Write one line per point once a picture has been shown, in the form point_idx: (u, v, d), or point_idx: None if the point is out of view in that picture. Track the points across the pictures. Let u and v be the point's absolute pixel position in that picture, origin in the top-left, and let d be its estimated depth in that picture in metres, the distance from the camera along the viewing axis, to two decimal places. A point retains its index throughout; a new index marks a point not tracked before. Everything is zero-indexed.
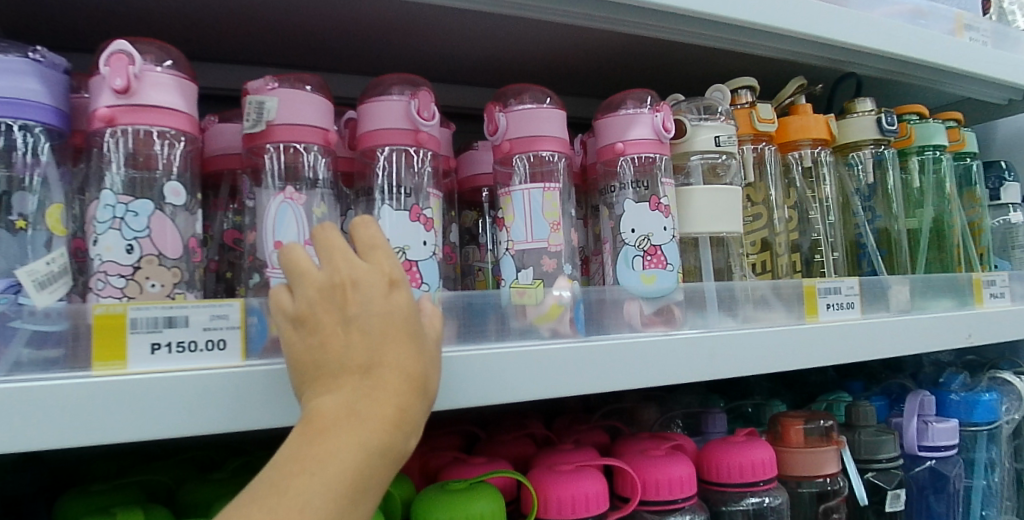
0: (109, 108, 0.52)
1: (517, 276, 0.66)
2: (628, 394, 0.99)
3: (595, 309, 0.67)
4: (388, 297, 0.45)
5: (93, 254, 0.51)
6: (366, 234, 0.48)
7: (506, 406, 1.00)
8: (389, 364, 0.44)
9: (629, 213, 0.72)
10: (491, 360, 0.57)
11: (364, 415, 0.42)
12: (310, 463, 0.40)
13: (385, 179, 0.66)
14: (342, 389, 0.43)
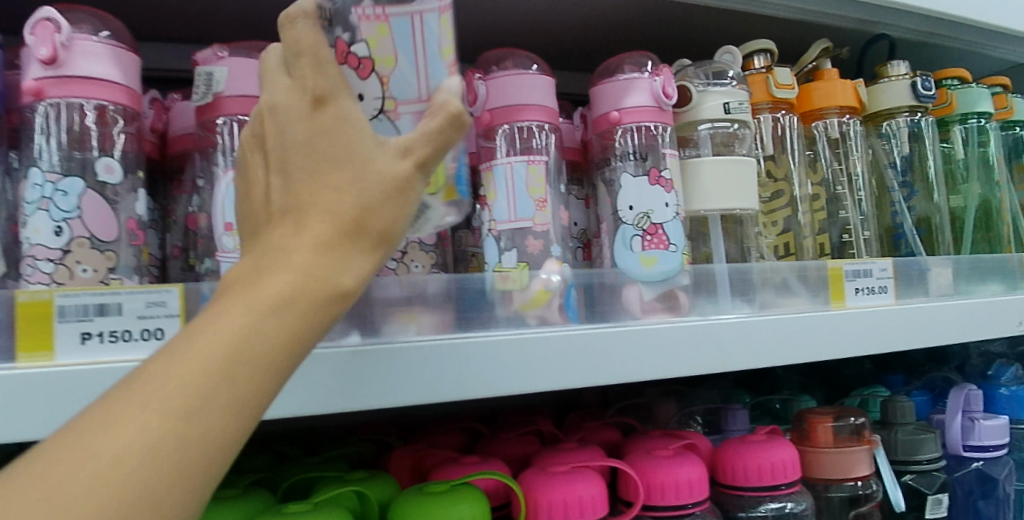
0: (36, 80, 0.48)
1: (500, 259, 0.60)
2: (642, 388, 0.92)
3: (589, 296, 0.61)
4: (310, 119, 0.36)
5: (23, 238, 0.47)
6: (292, 38, 0.37)
7: (512, 400, 0.94)
8: (325, 187, 0.35)
9: (627, 188, 0.65)
10: (466, 351, 0.52)
11: (297, 247, 0.34)
12: (236, 296, 0.32)
13: None
14: (280, 226, 0.35)
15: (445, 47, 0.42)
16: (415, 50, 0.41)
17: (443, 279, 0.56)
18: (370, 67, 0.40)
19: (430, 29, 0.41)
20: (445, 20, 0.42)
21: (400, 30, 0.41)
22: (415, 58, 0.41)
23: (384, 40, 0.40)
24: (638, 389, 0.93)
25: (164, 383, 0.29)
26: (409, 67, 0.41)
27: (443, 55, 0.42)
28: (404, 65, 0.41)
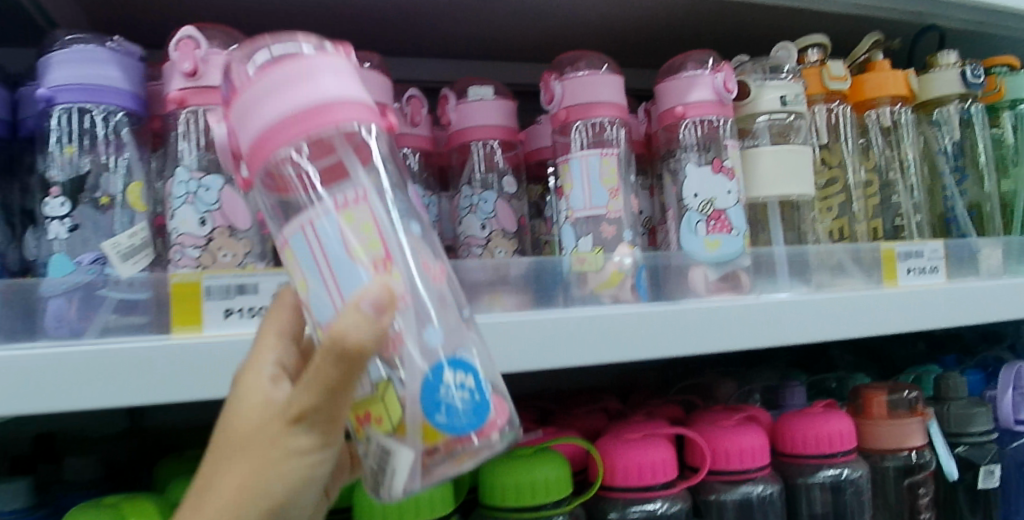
0: (179, 91, 0.55)
1: (576, 244, 0.66)
2: (701, 368, 0.96)
3: (655, 276, 0.67)
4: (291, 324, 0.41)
5: (172, 228, 0.54)
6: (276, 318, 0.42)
7: (575, 382, 0.99)
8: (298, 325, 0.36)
9: (691, 177, 0.70)
10: (555, 325, 0.58)
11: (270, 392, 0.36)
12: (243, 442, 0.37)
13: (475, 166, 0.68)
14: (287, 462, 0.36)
15: (366, 241, 0.36)
16: (319, 269, 0.36)
17: (526, 265, 0.63)
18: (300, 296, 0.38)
19: (326, 235, 0.36)
20: (352, 215, 0.36)
21: (301, 249, 0.36)
22: (323, 276, 0.36)
23: (291, 262, 0.37)
24: (697, 369, 0.97)
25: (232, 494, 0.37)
26: (320, 287, 0.36)
27: (353, 255, 0.35)
28: (314, 287, 0.36)
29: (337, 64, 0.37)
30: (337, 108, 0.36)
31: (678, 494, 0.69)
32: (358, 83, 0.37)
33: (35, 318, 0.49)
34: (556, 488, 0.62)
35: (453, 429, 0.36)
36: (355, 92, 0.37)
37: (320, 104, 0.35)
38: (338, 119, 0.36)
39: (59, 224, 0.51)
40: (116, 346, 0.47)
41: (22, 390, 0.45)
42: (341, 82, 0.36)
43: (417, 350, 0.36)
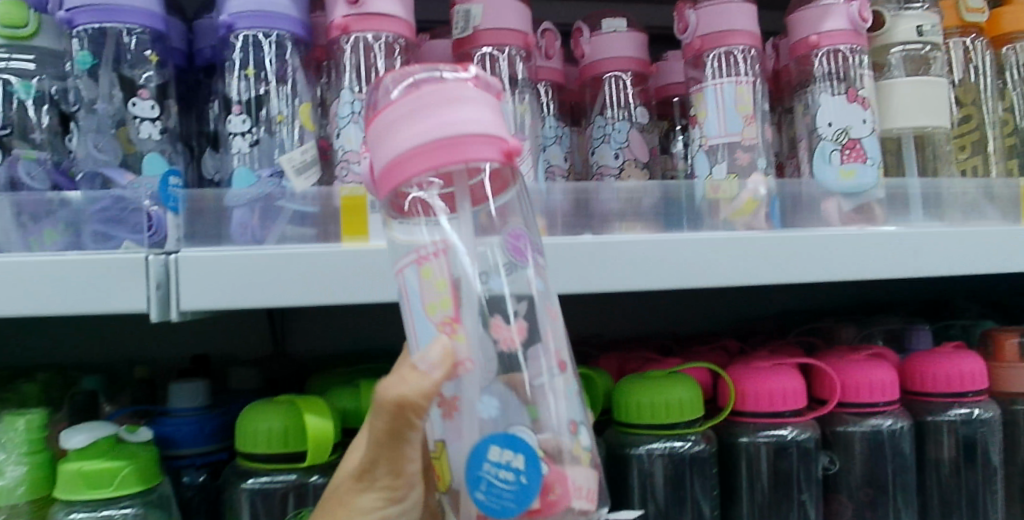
0: (343, 18, 0.57)
1: (711, 172, 0.66)
2: (821, 315, 0.95)
3: (790, 205, 0.67)
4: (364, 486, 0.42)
5: (338, 145, 0.57)
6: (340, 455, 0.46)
7: (689, 326, 1.00)
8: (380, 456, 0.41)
9: (826, 107, 0.70)
10: (695, 246, 0.60)
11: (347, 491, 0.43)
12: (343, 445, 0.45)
13: (608, 97, 0.68)
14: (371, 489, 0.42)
15: (439, 299, 0.39)
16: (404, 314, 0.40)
17: (656, 191, 0.64)
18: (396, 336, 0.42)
19: (410, 285, 0.39)
20: (428, 270, 0.39)
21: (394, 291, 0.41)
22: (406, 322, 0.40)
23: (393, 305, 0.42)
24: (817, 316, 0.96)
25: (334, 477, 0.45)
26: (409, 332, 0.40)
27: (427, 311, 0.39)
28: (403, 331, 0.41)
29: (482, 106, 0.37)
30: (470, 143, 0.36)
31: (808, 424, 0.69)
32: (496, 124, 0.37)
33: (224, 223, 0.53)
34: (690, 408, 0.63)
35: (495, 511, 0.37)
36: (491, 131, 0.37)
37: (458, 138, 0.36)
38: (473, 156, 0.36)
39: (242, 139, 0.55)
40: (293, 250, 0.52)
41: (220, 284, 0.51)
42: (480, 121, 0.36)
43: (472, 420, 0.38)
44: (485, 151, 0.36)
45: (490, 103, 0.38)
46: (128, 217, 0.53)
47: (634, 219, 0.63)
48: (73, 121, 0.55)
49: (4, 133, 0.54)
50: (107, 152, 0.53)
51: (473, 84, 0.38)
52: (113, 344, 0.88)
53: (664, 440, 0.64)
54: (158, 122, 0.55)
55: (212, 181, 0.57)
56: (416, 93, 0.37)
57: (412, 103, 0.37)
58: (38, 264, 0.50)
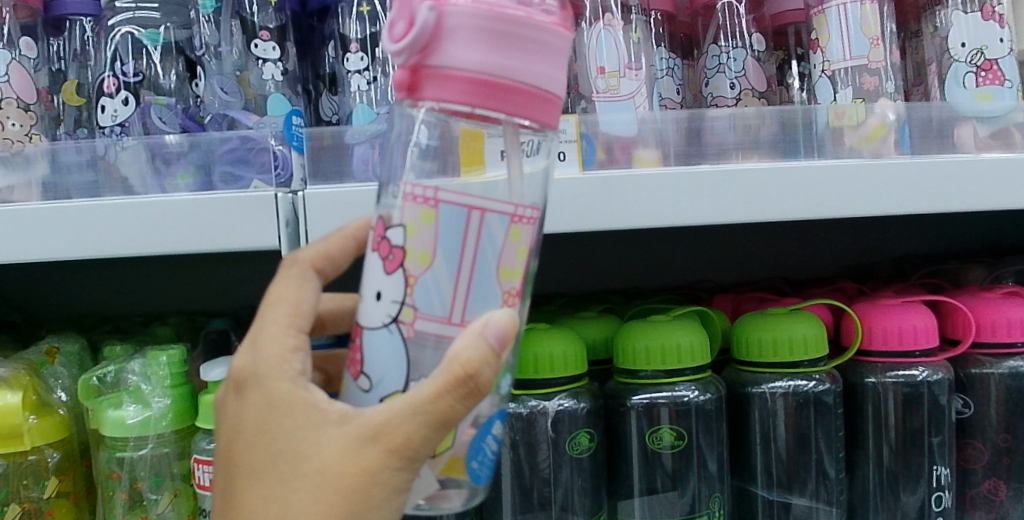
0: None
1: (836, 97, 0.64)
2: (944, 260, 0.90)
3: (924, 129, 0.62)
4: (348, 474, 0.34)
5: None
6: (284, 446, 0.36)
7: (800, 272, 0.96)
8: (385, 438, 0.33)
9: (959, 26, 0.66)
10: (824, 175, 0.57)
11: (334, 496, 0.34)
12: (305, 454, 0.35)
13: (724, 22, 0.67)
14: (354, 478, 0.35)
15: (515, 268, 0.35)
16: (459, 272, 0.34)
17: (773, 118, 0.60)
18: (402, 260, 0.35)
19: (492, 237, 0.34)
20: (520, 233, 0.35)
21: (450, 226, 0.34)
22: (458, 282, 0.34)
23: (422, 233, 0.34)
24: (941, 260, 0.90)
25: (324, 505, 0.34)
26: (444, 279, 0.34)
27: (501, 276, 0.35)
28: (441, 270, 0.34)
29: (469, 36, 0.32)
30: (419, 79, 0.33)
31: (940, 365, 0.65)
32: (470, 61, 0.32)
33: (346, 161, 0.53)
34: (815, 346, 0.60)
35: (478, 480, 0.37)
36: (450, 69, 0.32)
37: (414, 71, 0.33)
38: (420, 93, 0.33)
39: (361, 76, 0.57)
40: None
41: (343, 218, 0.51)
42: (443, 57, 0.32)
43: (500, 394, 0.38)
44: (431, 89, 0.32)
45: (478, 39, 0.32)
46: (255, 158, 0.52)
47: (754, 148, 0.60)
48: (199, 65, 0.58)
49: (136, 80, 0.55)
50: (232, 93, 0.56)
51: (502, 15, 0.32)
52: (230, 294, 0.91)
53: (788, 379, 0.61)
54: (280, 63, 0.58)
55: (329, 121, 0.59)
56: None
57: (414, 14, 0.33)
58: (177, 203, 0.50)
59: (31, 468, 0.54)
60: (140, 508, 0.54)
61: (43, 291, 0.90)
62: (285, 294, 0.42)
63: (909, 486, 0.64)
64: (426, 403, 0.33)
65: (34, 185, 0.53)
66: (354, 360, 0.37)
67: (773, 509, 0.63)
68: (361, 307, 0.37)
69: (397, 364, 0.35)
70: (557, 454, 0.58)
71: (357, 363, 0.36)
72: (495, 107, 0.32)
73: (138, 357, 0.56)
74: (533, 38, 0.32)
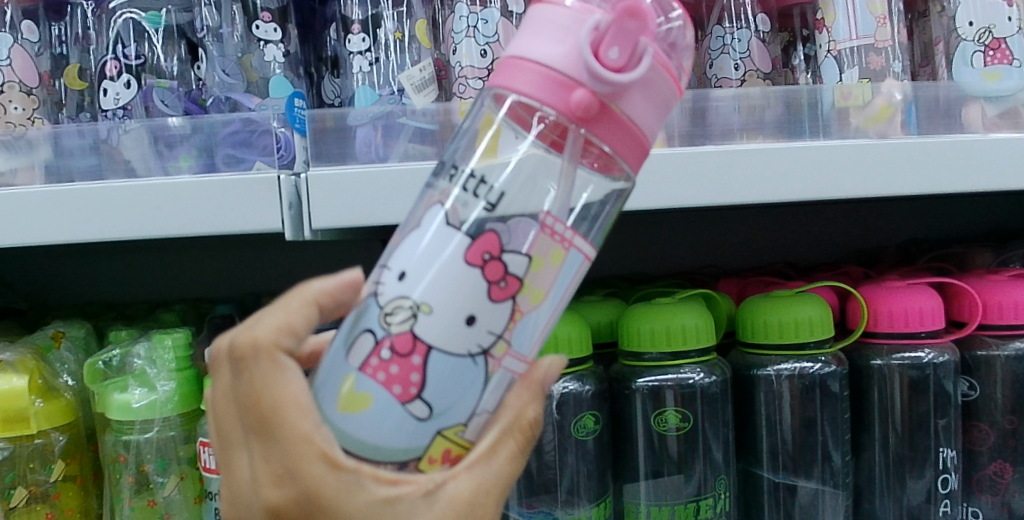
0: None
1: (841, 78, 0.63)
2: (951, 243, 0.90)
3: (931, 109, 0.61)
4: None
5: (454, 62, 0.56)
6: None
7: (805, 257, 0.96)
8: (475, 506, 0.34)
9: (967, 4, 0.65)
10: (829, 155, 0.56)
11: None
12: None
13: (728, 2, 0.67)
14: None
15: None
16: (556, 309, 0.34)
17: (778, 99, 0.59)
18: (514, 292, 0.33)
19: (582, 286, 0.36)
20: None
21: (571, 270, 0.34)
22: (551, 318, 0.35)
23: (547, 271, 0.33)
24: (948, 244, 0.90)
25: None
26: (544, 320, 0.34)
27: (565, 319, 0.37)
28: (547, 309, 0.34)
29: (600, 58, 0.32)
30: (538, 78, 0.32)
31: (946, 347, 0.64)
32: (637, 112, 0.33)
33: (349, 143, 0.53)
34: (821, 328, 0.60)
35: None
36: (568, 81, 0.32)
37: (535, 67, 0.33)
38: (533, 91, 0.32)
39: (363, 58, 0.56)
40: (413, 168, 0.51)
41: (345, 200, 0.51)
42: (571, 65, 0.32)
43: None
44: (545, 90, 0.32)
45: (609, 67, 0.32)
46: (257, 140, 0.52)
47: (759, 128, 0.59)
48: (201, 48, 0.57)
49: (138, 63, 0.55)
50: (234, 74, 0.56)
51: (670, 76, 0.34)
52: (234, 281, 0.91)
53: (793, 361, 0.61)
54: (282, 45, 0.57)
55: (332, 104, 0.59)
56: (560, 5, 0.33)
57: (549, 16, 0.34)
58: (179, 186, 0.50)
59: (37, 451, 0.54)
60: (147, 492, 0.54)
61: (48, 278, 0.91)
62: (277, 393, 0.32)
63: (914, 471, 0.64)
64: (508, 466, 0.34)
65: (37, 168, 0.53)
66: (405, 380, 0.32)
67: (779, 491, 0.62)
68: (423, 318, 0.32)
69: (468, 395, 0.33)
70: (562, 436, 0.58)
71: (413, 387, 0.32)
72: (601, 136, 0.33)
73: (143, 340, 0.55)
74: (657, 86, 0.33)
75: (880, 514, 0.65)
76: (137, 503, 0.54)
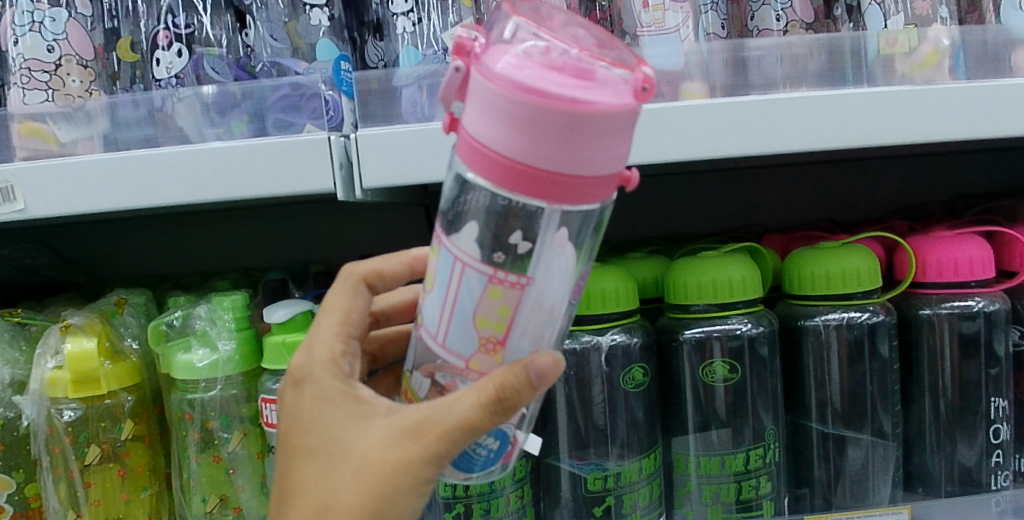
0: None
1: (886, 24, 0.63)
2: (998, 197, 0.88)
3: (982, 52, 0.59)
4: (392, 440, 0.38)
5: None
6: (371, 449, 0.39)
7: (846, 215, 0.95)
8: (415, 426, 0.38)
9: None
10: (880, 102, 0.55)
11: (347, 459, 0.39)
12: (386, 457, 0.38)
13: None
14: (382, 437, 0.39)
15: (494, 320, 0.37)
16: (448, 294, 0.37)
17: (821, 49, 0.58)
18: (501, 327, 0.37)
19: (469, 290, 0.36)
20: (498, 292, 0.36)
21: (467, 288, 0.36)
22: (444, 307, 0.37)
23: (505, 294, 0.36)
24: (995, 197, 0.88)
25: (356, 472, 0.39)
26: (465, 320, 0.37)
27: (477, 324, 0.37)
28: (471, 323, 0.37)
29: (562, 81, 0.32)
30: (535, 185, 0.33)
31: (997, 295, 0.64)
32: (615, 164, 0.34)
33: (394, 103, 0.53)
34: (868, 277, 0.60)
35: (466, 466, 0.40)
36: (564, 150, 0.32)
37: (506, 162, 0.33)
38: (546, 175, 0.33)
39: (406, 19, 0.58)
40: None
41: (394, 160, 0.51)
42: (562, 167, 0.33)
43: None
44: (539, 164, 0.33)
45: (568, 144, 0.32)
46: (305, 104, 0.53)
47: (802, 77, 0.58)
48: (248, 14, 0.59)
49: (188, 32, 0.57)
50: (280, 39, 0.58)
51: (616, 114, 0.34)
52: (281, 251, 0.94)
53: (841, 310, 0.61)
54: (328, 9, 0.59)
55: (376, 67, 0.61)
56: (479, 85, 0.34)
57: (474, 109, 0.34)
58: (233, 148, 0.51)
59: (107, 411, 0.56)
60: (212, 449, 0.56)
61: (102, 252, 0.94)
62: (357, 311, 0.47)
63: (967, 427, 0.63)
64: (457, 416, 0.36)
65: (96, 138, 0.54)
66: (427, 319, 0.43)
67: (828, 443, 0.63)
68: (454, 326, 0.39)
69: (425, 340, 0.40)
70: (611, 389, 0.59)
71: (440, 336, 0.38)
72: (577, 199, 0.34)
73: (203, 303, 0.58)
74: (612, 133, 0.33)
75: (931, 468, 0.64)
76: (203, 459, 0.56)
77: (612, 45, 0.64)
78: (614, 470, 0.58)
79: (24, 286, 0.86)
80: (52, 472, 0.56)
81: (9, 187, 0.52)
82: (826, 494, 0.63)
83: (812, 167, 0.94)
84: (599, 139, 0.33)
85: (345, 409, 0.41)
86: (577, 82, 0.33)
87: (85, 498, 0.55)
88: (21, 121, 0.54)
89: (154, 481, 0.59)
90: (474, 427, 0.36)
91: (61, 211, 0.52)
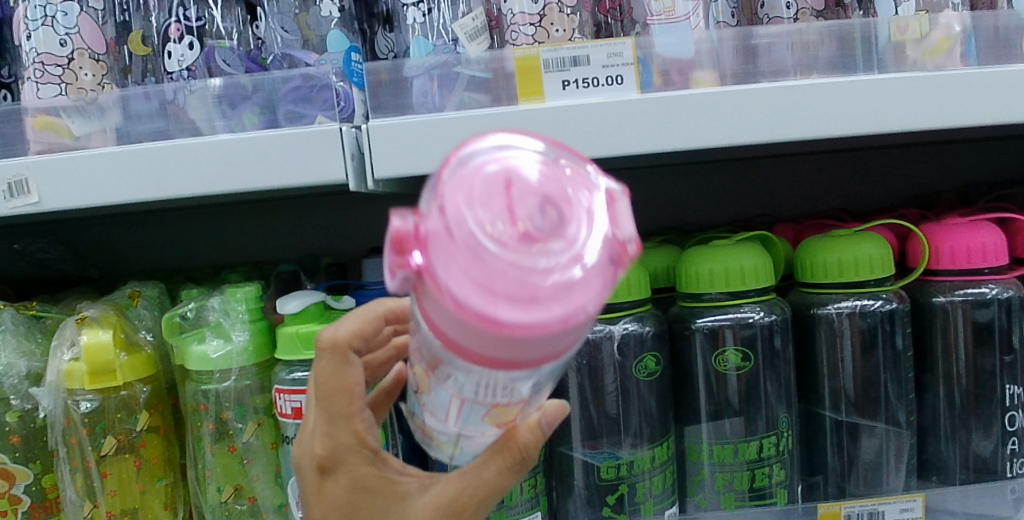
0: None
1: (896, 11, 0.63)
2: (1011, 184, 0.87)
3: (996, 37, 0.59)
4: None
5: (505, 10, 0.58)
6: None
7: (857, 204, 0.94)
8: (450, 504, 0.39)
9: None
10: (892, 89, 0.55)
11: None
12: None
13: None
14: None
15: (503, 413, 0.36)
16: (451, 406, 0.35)
17: (832, 36, 0.58)
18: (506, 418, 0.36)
19: (475, 402, 0.35)
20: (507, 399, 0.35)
21: (471, 402, 0.34)
22: (449, 414, 0.35)
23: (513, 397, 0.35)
24: (1008, 185, 0.87)
25: None
26: (472, 420, 0.35)
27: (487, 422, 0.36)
28: (476, 424, 0.36)
29: (503, 275, 0.30)
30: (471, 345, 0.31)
31: (1011, 283, 0.63)
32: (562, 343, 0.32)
33: (405, 94, 0.54)
34: (881, 266, 0.60)
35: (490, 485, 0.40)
36: (521, 354, 0.31)
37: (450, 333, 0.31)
38: (490, 356, 0.31)
39: (416, 9, 0.59)
40: (470, 115, 0.52)
41: (403, 151, 0.52)
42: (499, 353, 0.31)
43: None
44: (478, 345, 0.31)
45: (501, 335, 0.30)
46: (317, 95, 0.53)
47: (813, 66, 0.58)
48: (259, 6, 0.59)
49: (199, 25, 0.57)
50: (291, 31, 0.58)
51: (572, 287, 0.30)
52: (291, 245, 0.94)
53: (854, 298, 0.61)
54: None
55: (386, 58, 0.62)
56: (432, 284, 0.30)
57: (425, 291, 0.31)
58: (245, 140, 0.52)
59: (123, 402, 0.57)
60: (227, 439, 0.57)
61: (113, 247, 0.94)
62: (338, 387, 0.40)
63: (982, 415, 0.62)
64: (492, 484, 0.38)
65: (109, 131, 0.54)
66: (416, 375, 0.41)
67: (842, 431, 0.62)
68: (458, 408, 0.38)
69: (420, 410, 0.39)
70: (624, 378, 0.59)
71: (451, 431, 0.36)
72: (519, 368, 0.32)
73: (216, 294, 0.58)
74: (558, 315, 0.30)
75: (945, 456, 0.64)
76: (218, 449, 0.57)
77: (622, 35, 0.64)
78: (627, 459, 0.58)
79: (38, 280, 0.87)
80: (69, 462, 0.56)
81: (24, 180, 0.52)
82: (840, 481, 0.63)
83: (822, 156, 0.93)
84: (563, 333, 0.30)
85: (380, 497, 0.40)
86: (530, 267, 0.30)
87: (102, 488, 0.56)
88: (35, 115, 0.54)
89: (169, 472, 0.60)
90: (504, 487, 0.39)
91: (75, 204, 0.52)
